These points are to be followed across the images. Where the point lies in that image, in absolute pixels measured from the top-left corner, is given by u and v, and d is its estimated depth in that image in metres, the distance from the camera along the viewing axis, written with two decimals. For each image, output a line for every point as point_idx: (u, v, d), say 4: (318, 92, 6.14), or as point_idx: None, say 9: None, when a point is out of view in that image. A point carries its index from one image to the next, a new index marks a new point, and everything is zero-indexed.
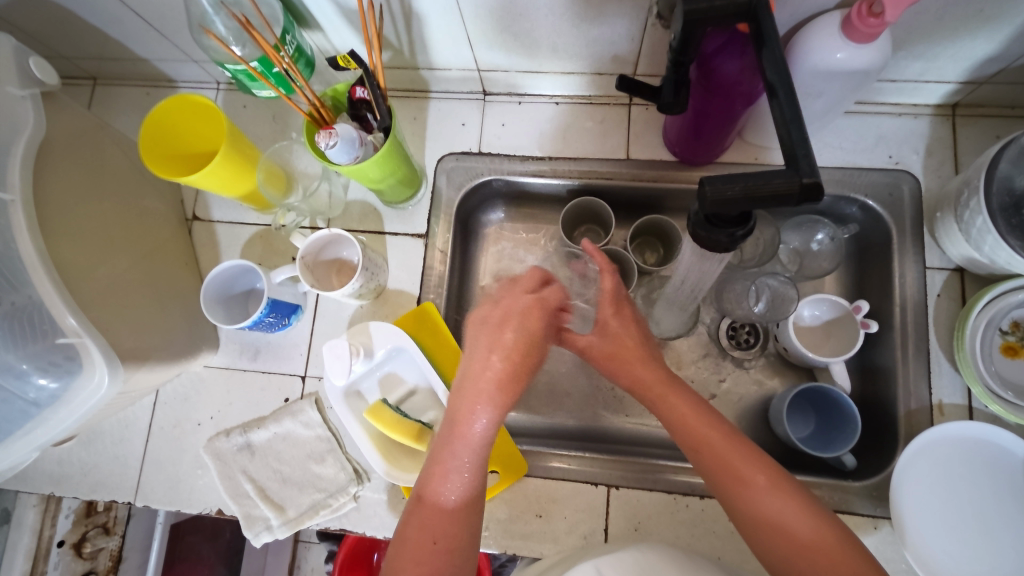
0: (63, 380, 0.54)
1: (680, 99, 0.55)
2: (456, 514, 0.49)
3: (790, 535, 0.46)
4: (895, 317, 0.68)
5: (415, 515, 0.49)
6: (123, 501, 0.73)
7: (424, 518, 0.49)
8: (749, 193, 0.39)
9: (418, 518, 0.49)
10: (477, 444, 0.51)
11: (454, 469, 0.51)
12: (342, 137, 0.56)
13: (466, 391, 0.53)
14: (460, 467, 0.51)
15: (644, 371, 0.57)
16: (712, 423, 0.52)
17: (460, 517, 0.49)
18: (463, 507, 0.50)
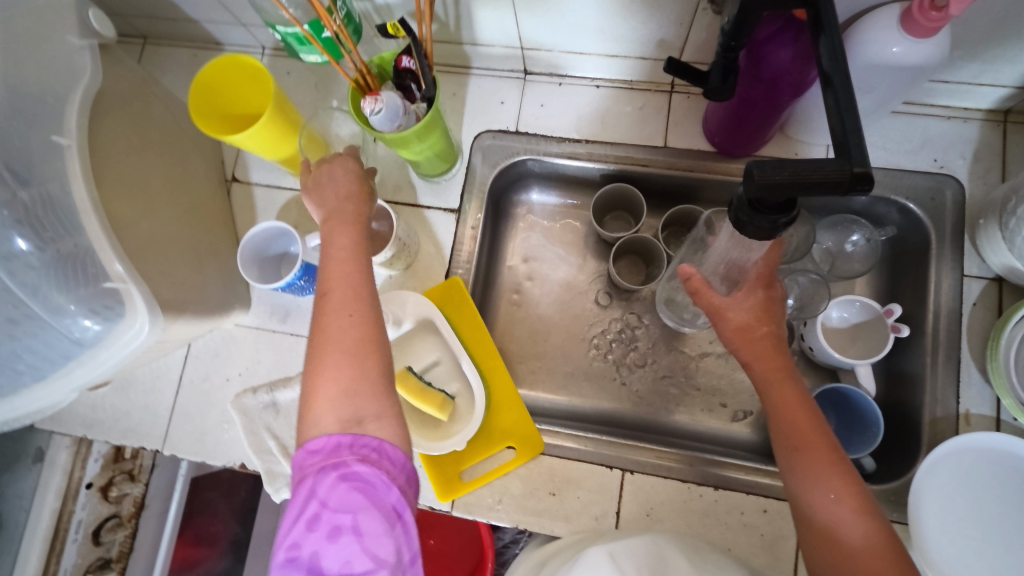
0: (106, 323, 0.57)
1: (727, 85, 0.55)
2: (348, 384, 0.46)
3: (839, 543, 0.48)
4: (927, 323, 0.67)
5: (310, 389, 0.47)
6: (151, 448, 0.76)
7: (321, 392, 0.46)
8: (797, 179, 0.39)
9: (308, 391, 0.47)
10: (346, 319, 0.49)
11: (333, 341, 0.48)
12: (386, 104, 0.57)
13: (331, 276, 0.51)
14: (343, 341, 0.48)
15: (770, 355, 0.55)
16: (811, 425, 0.52)
17: (360, 391, 0.46)
18: (356, 377, 0.47)
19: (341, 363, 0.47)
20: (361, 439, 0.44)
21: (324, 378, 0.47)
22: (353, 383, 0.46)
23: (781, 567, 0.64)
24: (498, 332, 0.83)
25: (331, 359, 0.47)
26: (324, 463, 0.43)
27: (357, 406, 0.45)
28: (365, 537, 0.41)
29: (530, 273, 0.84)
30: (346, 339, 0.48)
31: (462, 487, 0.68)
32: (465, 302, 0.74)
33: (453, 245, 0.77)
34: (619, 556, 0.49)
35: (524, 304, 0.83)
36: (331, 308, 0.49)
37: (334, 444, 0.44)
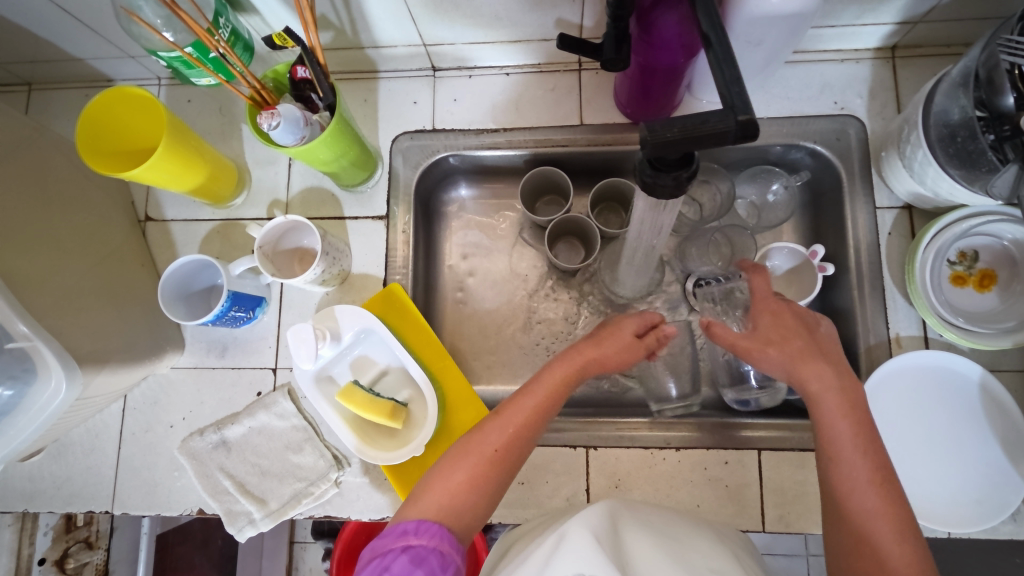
0: (20, 388, 0.53)
1: (622, 55, 0.56)
2: (459, 489, 0.47)
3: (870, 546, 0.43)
4: (850, 258, 0.70)
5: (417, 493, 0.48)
6: (101, 510, 0.72)
7: (425, 493, 0.47)
8: (688, 134, 0.39)
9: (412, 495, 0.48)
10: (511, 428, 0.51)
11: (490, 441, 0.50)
12: (284, 117, 0.55)
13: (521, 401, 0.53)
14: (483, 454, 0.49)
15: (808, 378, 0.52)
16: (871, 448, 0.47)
17: (457, 499, 0.47)
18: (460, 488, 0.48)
19: (459, 481, 0.48)
20: (424, 524, 0.44)
21: (438, 486, 0.48)
22: (467, 489, 0.48)
23: (748, 514, 0.65)
24: (448, 332, 0.82)
25: (453, 469, 0.49)
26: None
27: (457, 511, 0.47)
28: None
29: (471, 269, 0.83)
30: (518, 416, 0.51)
31: None
32: (406, 308, 0.73)
33: (387, 253, 0.76)
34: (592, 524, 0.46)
35: (469, 301, 0.83)
36: (512, 413, 0.52)
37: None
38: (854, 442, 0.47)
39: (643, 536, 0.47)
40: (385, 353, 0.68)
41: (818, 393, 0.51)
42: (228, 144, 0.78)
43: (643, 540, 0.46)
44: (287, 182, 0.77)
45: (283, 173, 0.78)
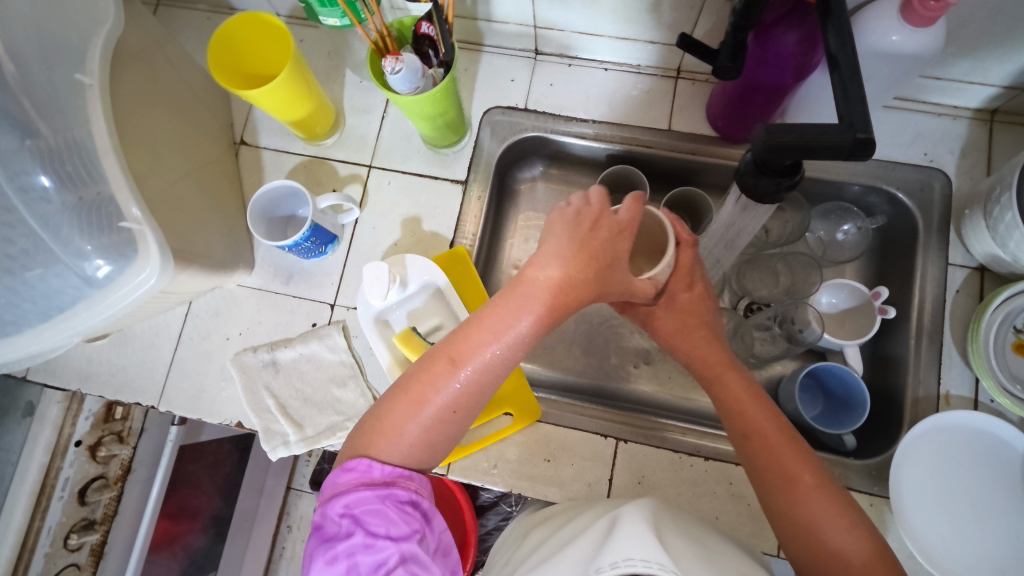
0: (118, 266, 0.56)
1: (736, 64, 0.57)
2: (435, 432, 0.51)
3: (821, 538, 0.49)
4: (913, 308, 0.70)
5: (370, 428, 0.51)
6: (147, 404, 0.76)
7: (394, 441, 0.50)
8: (803, 141, 0.41)
9: (380, 429, 0.50)
10: (465, 382, 0.51)
11: (445, 387, 0.51)
12: (407, 65, 0.58)
13: (467, 334, 0.52)
14: (438, 411, 0.51)
15: (732, 380, 0.59)
16: (780, 433, 0.54)
17: (426, 451, 0.51)
18: (436, 431, 0.51)
19: (430, 428, 0.51)
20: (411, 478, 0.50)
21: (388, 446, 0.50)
22: (428, 445, 0.51)
23: (765, 536, 0.66)
24: None
25: (424, 416, 0.51)
26: (356, 484, 0.48)
27: (424, 456, 0.51)
28: (404, 546, 0.45)
29: (531, 250, 0.86)
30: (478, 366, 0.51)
31: (457, 451, 0.69)
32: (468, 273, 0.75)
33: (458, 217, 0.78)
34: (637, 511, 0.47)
35: None
36: (467, 355, 0.51)
37: (366, 465, 0.49)
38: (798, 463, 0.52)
39: (684, 538, 0.49)
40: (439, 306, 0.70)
41: (734, 397, 0.58)
42: (330, 87, 0.82)
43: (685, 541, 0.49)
44: (377, 133, 0.81)
45: (375, 123, 0.81)
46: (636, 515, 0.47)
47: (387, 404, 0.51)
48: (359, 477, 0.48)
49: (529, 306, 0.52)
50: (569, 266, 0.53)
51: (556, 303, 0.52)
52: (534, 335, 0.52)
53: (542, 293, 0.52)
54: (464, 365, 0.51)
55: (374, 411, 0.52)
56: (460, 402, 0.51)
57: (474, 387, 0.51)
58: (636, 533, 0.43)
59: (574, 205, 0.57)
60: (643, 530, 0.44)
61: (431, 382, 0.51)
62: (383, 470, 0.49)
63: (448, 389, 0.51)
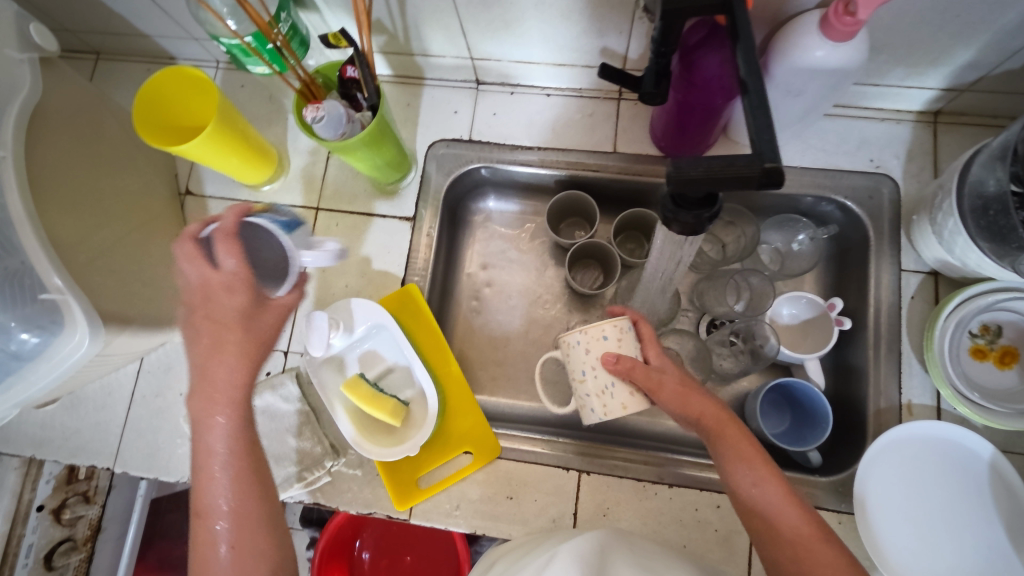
0: (46, 337, 0.55)
1: (660, 89, 0.56)
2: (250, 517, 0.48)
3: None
4: (869, 318, 0.69)
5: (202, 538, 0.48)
6: (102, 466, 0.74)
7: (218, 546, 0.48)
8: (711, 174, 0.40)
9: (204, 537, 0.48)
10: (228, 447, 0.49)
11: (217, 453, 0.49)
12: (328, 113, 0.58)
13: (197, 398, 0.50)
14: (241, 507, 0.48)
15: (712, 413, 0.55)
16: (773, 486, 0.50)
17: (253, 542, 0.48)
18: (251, 519, 0.48)
19: (238, 515, 0.48)
20: None
21: (228, 551, 0.47)
22: (250, 523, 0.48)
23: (734, 562, 0.64)
24: (457, 339, 0.83)
25: (233, 497, 0.48)
26: None
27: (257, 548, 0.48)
28: None
29: (489, 280, 0.84)
30: (210, 411, 0.49)
31: (416, 494, 0.69)
32: (420, 311, 0.74)
33: (408, 254, 0.77)
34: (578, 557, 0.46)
35: (483, 310, 0.83)
36: (202, 409, 0.49)
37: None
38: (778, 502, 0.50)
39: (630, 563, 0.49)
40: (394, 353, 0.69)
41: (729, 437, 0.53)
42: (273, 131, 0.81)
43: (630, 566, 0.48)
44: (323, 174, 0.80)
45: (320, 164, 0.80)
46: (572, 554, 0.46)
47: (196, 528, 0.49)
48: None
49: (197, 386, 0.50)
50: (212, 335, 0.50)
51: (246, 330, 0.51)
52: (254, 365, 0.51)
53: (234, 322, 0.51)
54: (204, 421, 0.49)
55: (196, 523, 0.49)
56: (227, 447, 0.49)
57: (231, 444, 0.49)
58: (560, 571, 0.43)
59: (225, 270, 0.51)
60: (569, 570, 0.43)
61: (201, 451, 0.49)
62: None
63: (218, 458, 0.48)
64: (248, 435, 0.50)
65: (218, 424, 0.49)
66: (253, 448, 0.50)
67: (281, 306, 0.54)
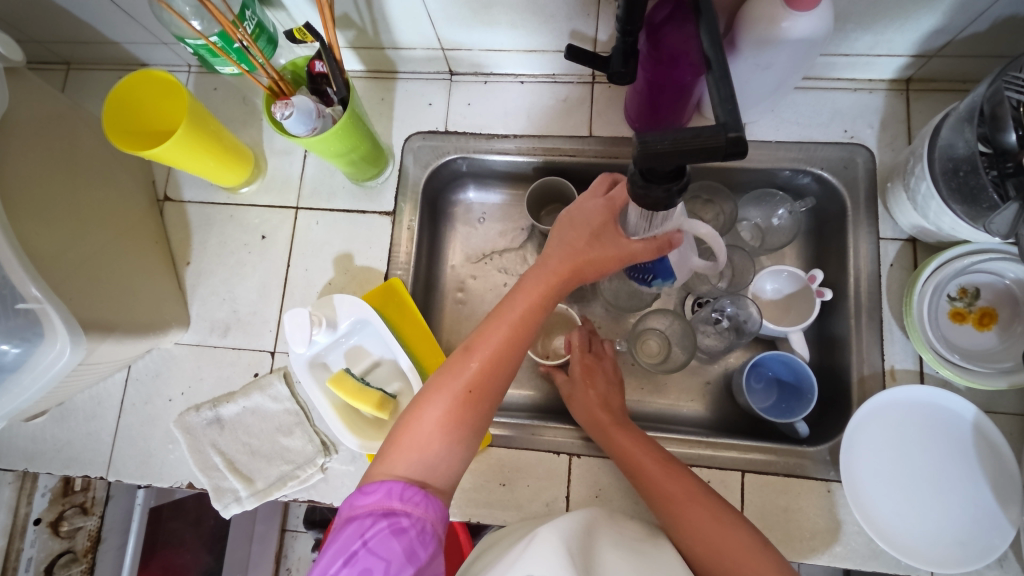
0: (26, 347, 0.55)
1: (629, 68, 0.57)
2: (443, 430, 0.50)
3: (703, 534, 0.52)
4: (850, 287, 0.69)
5: (394, 437, 0.51)
6: (95, 476, 0.74)
7: (412, 441, 0.50)
8: (679, 146, 0.40)
9: (400, 429, 0.51)
10: (478, 364, 0.53)
11: (460, 370, 0.53)
12: (297, 108, 0.57)
13: (494, 323, 0.55)
14: (446, 405, 0.51)
15: (598, 408, 0.66)
16: (655, 458, 0.59)
17: (437, 446, 0.50)
18: (449, 440, 0.51)
19: (437, 424, 0.51)
20: (407, 497, 0.46)
21: (410, 444, 0.50)
22: (449, 437, 0.51)
23: None
24: (444, 331, 0.83)
25: (445, 399, 0.51)
26: (351, 516, 0.46)
27: (434, 459, 0.50)
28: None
29: (473, 270, 0.85)
30: (499, 336, 0.54)
31: None
32: (405, 304, 0.74)
33: (390, 248, 0.77)
34: (562, 536, 0.46)
35: (469, 301, 0.84)
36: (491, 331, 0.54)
37: (387, 489, 0.46)
38: (661, 471, 0.58)
39: (616, 546, 0.49)
40: (380, 346, 0.70)
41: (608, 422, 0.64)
42: (248, 132, 0.81)
43: (615, 549, 0.48)
44: (301, 173, 0.80)
45: (298, 163, 0.80)
46: (557, 533, 0.46)
47: (409, 409, 0.53)
48: (381, 499, 0.46)
49: (535, 270, 0.57)
50: (577, 227, 0.57)
51: (573, 276, 0.56)
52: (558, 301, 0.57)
53: (584, 231, 0.57)
54: (489, 340, 0.54)
55: (401, 416, 0.52)
56: (479, 382, 0.52)
57: (482, 361, 0.53)
58: (549, 547, 0.43)
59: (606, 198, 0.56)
60: (557, 547, 0.43)
61: (455, 359, 0.54)
62: (400, 497, 0.46)
63: (457, 377, 0.52)
64: (506, 368, 0.54)
65: (504, 348, 0.54)
66: (496, 386, 0.53)
67: (628, 244, 0.54)
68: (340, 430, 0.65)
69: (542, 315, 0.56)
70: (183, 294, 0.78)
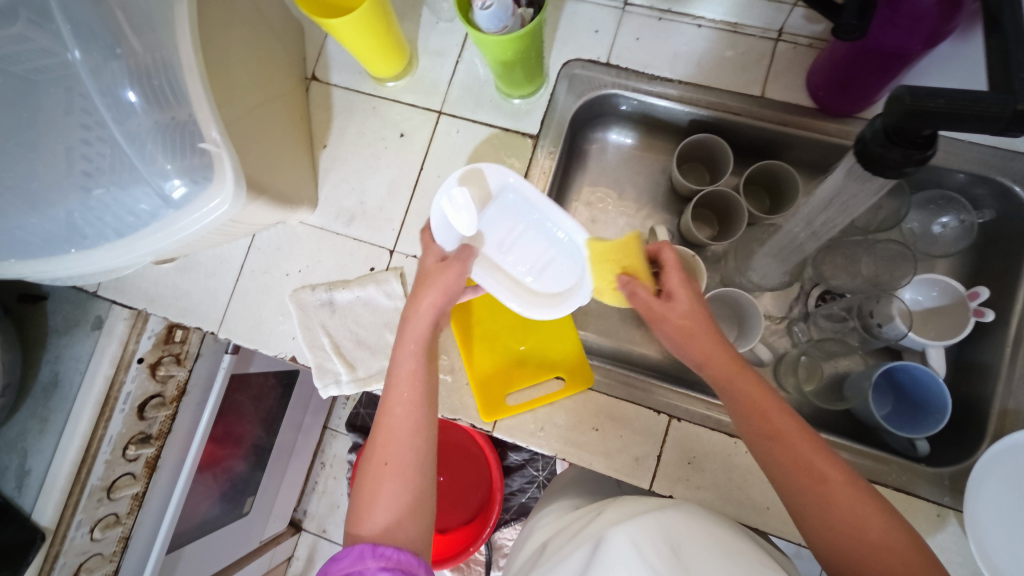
0: (195, 187, 0.56)
1: (863, 23, 0.50)
2: (401, 513, 0.54)
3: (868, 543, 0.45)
4: (1015, 313, 0.64)
5: (353, 511, 0.56)
6: (207, 329, 0.78)
7: (371, 502, 0.54)
8: (953, 109, 0.36)
9: (362, 504, 0.55)
10: (412, 424, 0.57)
11: (400, 430, 0.57)
12: (498, 1, 0.55)
13: (391, 390, 0.59)
14: (394, 480, 0.55)
15: (718, 354, 0.56)
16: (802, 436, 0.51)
17: (397, 515, 0.53)
18: (408, 507, 0.54)
19: (398, 496, 0.54)
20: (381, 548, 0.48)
21: (374, 512, 0.54)
22: (407, 506, 0.54)
23: None
24: None
25: (391, 470, 0.55)
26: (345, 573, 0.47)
27: (399, 530, 0.52)
28: None
29: (597, 214, 0.82)
30: (399, 395, 0.58)
31: (505, 408, 0.70)
32: None
33: (525, 173, 0.75)
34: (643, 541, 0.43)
35: None
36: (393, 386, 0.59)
37: (359, 552, 0.48)
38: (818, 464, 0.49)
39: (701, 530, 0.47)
40: (539, 235, 0.65)
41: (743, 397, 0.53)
42: (406, 27, 0.79)
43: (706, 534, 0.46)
44: (449, 78, 0.78)
45: (448, 68, 0.79)
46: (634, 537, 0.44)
47: (360, 482, 0.57)
48: (353, 562, 0.47)
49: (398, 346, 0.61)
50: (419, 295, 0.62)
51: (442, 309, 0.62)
52: (422, 355, 0.60)
53: (436, 295, 0.62)
54: (397, 395, 0.58)
55: (357, 490, 0.57)
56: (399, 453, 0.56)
57: (410, 428, 0.57)
58: (622, 544, 0.43)
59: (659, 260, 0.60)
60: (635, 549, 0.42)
61: (381, 419, 0.58)
62: (372, 556, 0.47)
63: (392, 463, 0.56)
64: (427, 424, 0.58)
65: (406, 415, 0.58)
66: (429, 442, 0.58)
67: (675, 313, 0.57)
68: (513, 306, 0.65)
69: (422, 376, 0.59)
70: (315, 176, 0.79)
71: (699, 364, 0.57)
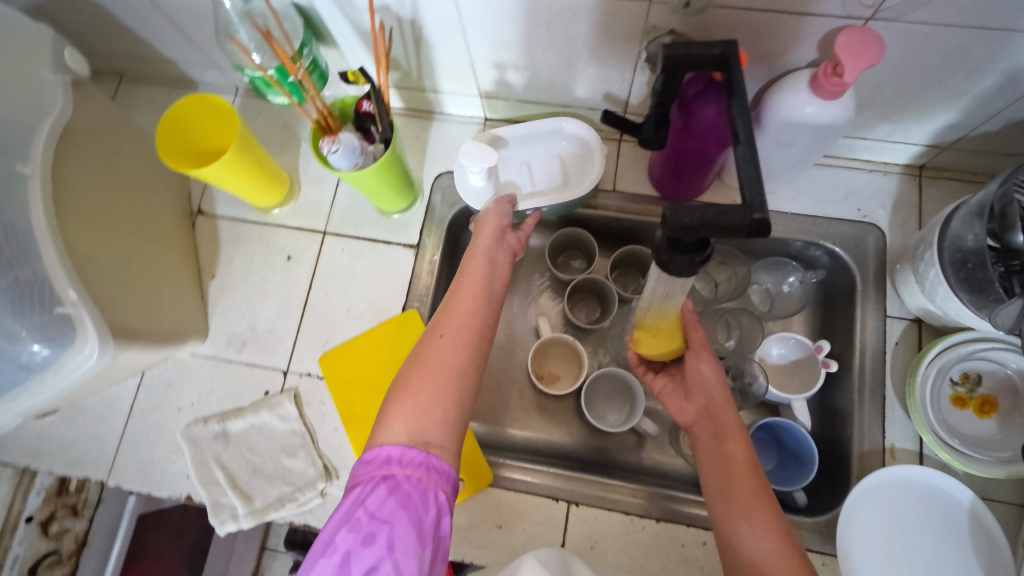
0: (57, 348, 0.57)
1: (659, 135, 0.60)
2: (425, 406, 0.49)
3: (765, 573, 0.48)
4: (855, 360, 0.71)
5: (403, 371, 0.52)
6: (96, 479, 0.75)
7: (405, 392, 0.50)
8: (705, 223, 0.42)
9: (403, 374, 0.52)
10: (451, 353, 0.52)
11: (448, 346, 0.52)
12: (344, 144, 0.61)
13: (443, 311, 0.55)
14: (430, 385, 0.50)
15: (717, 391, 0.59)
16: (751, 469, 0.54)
17: (425, 420, 0.48)
18: (438, 408, 0.49)
19: (424, 392, 0.49)
20: (410, 453, 0.46)
21: (405, 402, 0.49)
22: (438, 418, 0.48)
23: None
24: None
25: (430, 369, 0.51)
26: (375, 474, 0.46)
27: (421, 430, 0.48)
28: (399, 552, 0.42)
29: None
30: (452, 326, 0.54)
31: None
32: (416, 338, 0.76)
33: (410, 280, 0.79)
34: None
35: None
36: (443, 315, 0.55)
37: (388, 457, 0.46)
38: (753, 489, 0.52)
39: None
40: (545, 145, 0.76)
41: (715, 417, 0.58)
42: (284, 157, 0.84)
43: None
44: (331, 200, 0.83)
45: (329, 190, 0.84)
46: None
47: (403, 371, 0.52)
48: (380, 466, 0.46)
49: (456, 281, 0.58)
50: (490, 258, 0.60)
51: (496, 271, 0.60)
52: (486, 305, 0.57)
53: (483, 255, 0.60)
54: (443, 329, 0.54)
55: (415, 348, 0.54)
56: (445, 381, 0.51)
57: (455, 360, 0.52)
58: None
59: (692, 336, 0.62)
60: None
61: (427, 334, 0.54)
62: (400, 463, 0.46)
63: (437, 355, 0.52)
64: (472, 359, 0.53)
65: (458, 342, 0.53)
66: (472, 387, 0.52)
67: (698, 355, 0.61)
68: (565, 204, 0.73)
69: (480, 324, 0.55)
70: (204, 307, 0.80)
71: (705, 392, 0.60)
